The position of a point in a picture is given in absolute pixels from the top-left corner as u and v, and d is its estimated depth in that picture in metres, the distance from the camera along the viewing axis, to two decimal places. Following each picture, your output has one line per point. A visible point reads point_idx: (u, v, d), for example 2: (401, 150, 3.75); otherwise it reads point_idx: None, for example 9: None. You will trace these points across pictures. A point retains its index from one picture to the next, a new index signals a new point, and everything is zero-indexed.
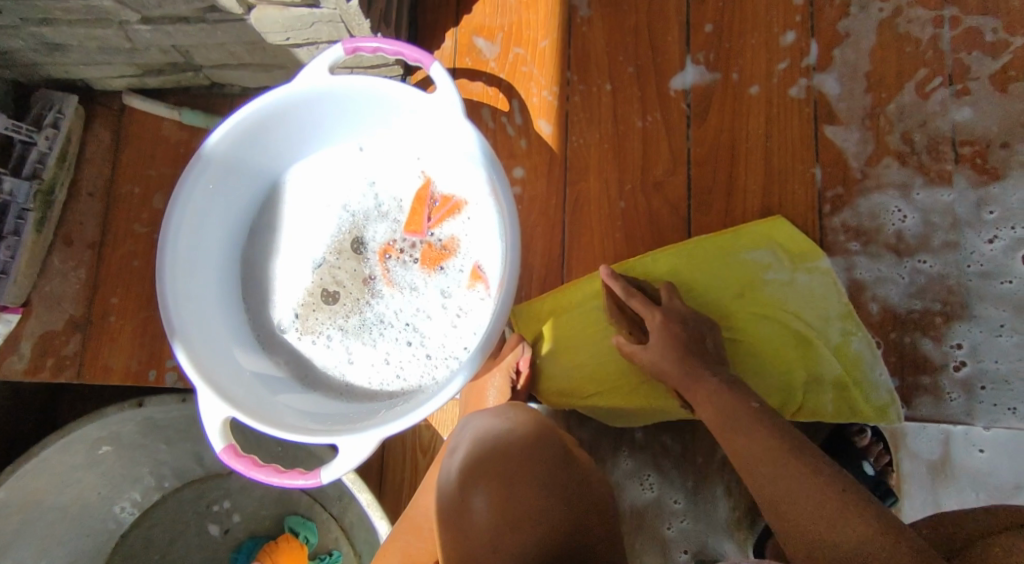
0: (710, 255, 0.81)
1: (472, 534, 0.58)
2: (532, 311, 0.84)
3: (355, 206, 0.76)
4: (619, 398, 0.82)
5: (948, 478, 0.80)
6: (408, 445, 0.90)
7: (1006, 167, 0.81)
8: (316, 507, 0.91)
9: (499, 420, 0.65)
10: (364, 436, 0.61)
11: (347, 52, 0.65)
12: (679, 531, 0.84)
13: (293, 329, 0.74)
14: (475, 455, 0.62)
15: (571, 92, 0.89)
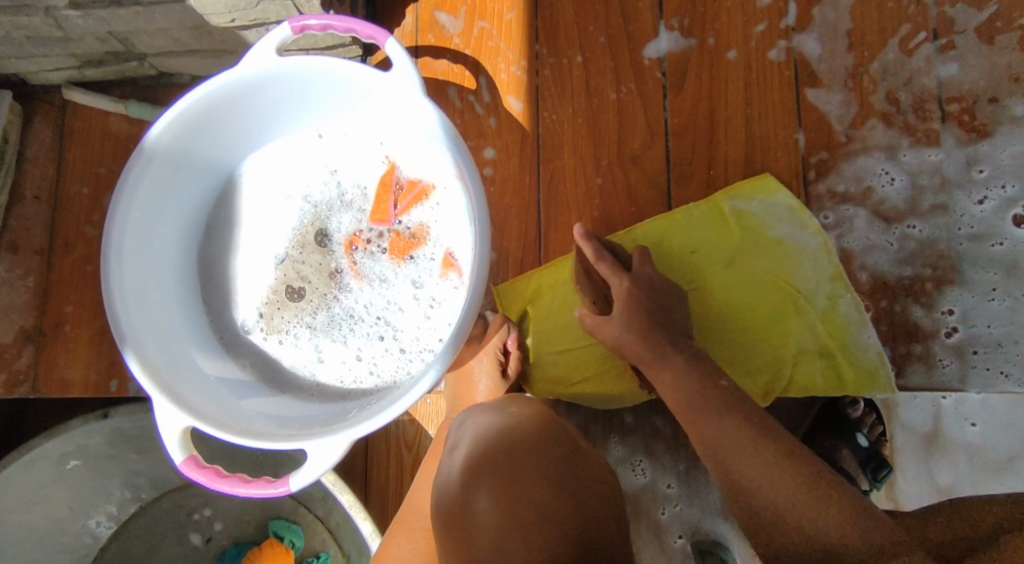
0: (702, 222, 0.78)
1: (475, 536, 0.52)
2: (515, 293, 0.80)
3: (316, 196, 0.72)
4: (606, 383, 0.78)
5: (940, 452, 0.76)
6: (391, 441, 0.87)
7: (995, 123, 0.78)
8: (300, 510, 0.87)
9: (501, 417, 0.61)
10: (332, 439, 0.57)
11: (295, 31, 0.61)
12: (672, 515, 0.82)
13: (258, 329, 0.70)
14: (478, 452, 0.57)
15: (541, 65, 0.85)
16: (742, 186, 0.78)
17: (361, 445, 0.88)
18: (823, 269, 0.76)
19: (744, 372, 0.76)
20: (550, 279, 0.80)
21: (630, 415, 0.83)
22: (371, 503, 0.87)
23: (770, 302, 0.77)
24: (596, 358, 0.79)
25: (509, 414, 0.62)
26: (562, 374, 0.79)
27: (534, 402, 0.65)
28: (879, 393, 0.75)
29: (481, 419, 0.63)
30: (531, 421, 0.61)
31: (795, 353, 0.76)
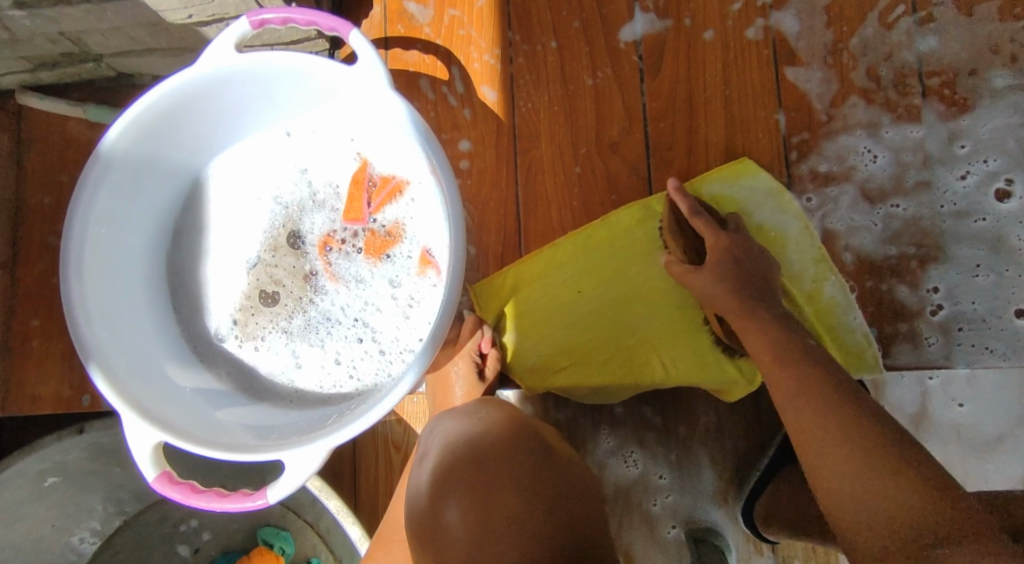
0: None
1: (447, 549, 0.53)
2: (493, 289, 0.78)
3: (287, 196, 0.70)
4: (593, 372, 0.76)
5: (928, 431, 0.77)
6: (378, 443, 0.86)
7: (975, 97, 0.77)
8: (289, 516, 0.86)
9: (468, 422, 0.61)
10: (309, 448, 0.56)
11: (254, 26, 0.59)
12: (664, 506, 0.81)
13: (232, 336, 0.68)
14: (445, 462, 0.58)
15: (514, 53, 0.82)
16: (724, 169, 0.77)
17: (348, 448, 0.86)
18: (805, 250, 0.75)
19: (728, 354, 0.75)
20: (529, 269, 0.78)
21: (620, 405, 0.82)
22: (360, 506, 0.85)
23: None
24: (581, 349, 0.77)
25: (477, 418, 0.62)
26: (547, 365, 0.77)
27: (503, 402, 0.65)
28: (868, 373, 0.74)
29: (450, 423, 0.63)
30: (498, 422, 0.60)
31: None
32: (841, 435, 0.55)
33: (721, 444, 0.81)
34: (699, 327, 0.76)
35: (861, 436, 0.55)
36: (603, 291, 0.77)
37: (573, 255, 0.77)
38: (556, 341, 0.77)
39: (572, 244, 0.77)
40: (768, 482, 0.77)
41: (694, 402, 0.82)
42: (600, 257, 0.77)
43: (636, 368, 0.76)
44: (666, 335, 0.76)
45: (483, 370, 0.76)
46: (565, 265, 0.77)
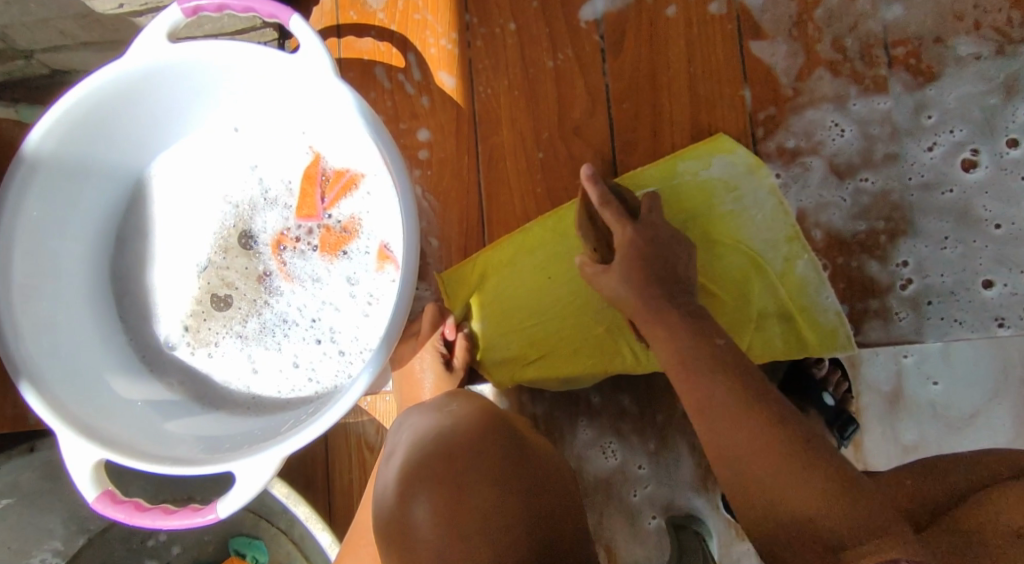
0: (646, 190, 0.75)
1: (415, 549, 0.49)
2: (460, 279, 0.76)
3: (237, 195, 0.67)
4: (564, 363, 0.75)
5: (903, 411, 0.75)
6: (350, 445, 0.83)
7: (942, 65, 0.76)
8: (262, 524, 0.83)
9: (440, 418, 0.58)
10: (260, 459, 0.54)
11: (188, 14, 0.56)
12: (644, 497, 0.80)
13: (184, 344, 0.66)
14: (414, 457, 0.54)
15: (472, 36, 0.80)
16: (695, 148, 0.75)
17: (320, 452, 0.84)
18: (779, 228, 0.74)
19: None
20: (499, 256, 0.76)
21: (596, 395, 0.80)
22: (334, 510, 0.83)
23: (725, 267, 0.74)
24: (551, 339, 0.75)
25: (447, 413, 0.59)
26: (517, 356, 0.75)
27: (475, 397, 0.62)
28: (841, 352, 0.73)
29: (419, 420, 0.60)
30: (470, 418, 0.58)
31: (753, 318, 0.73)
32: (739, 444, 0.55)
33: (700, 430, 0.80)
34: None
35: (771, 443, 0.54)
36: (573, 279, 0.75)
37: (541, 243, 0.75)
38: (527, 332, 0.75)
39: (542, 230, 0.75)
40: None
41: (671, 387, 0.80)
42: (570, 243, 0.75)
43: (609, 359, 0.74)
44: (638, 322, 0.74)
45: (450, 361, 0.73)
46: (534, 254, 0.75)
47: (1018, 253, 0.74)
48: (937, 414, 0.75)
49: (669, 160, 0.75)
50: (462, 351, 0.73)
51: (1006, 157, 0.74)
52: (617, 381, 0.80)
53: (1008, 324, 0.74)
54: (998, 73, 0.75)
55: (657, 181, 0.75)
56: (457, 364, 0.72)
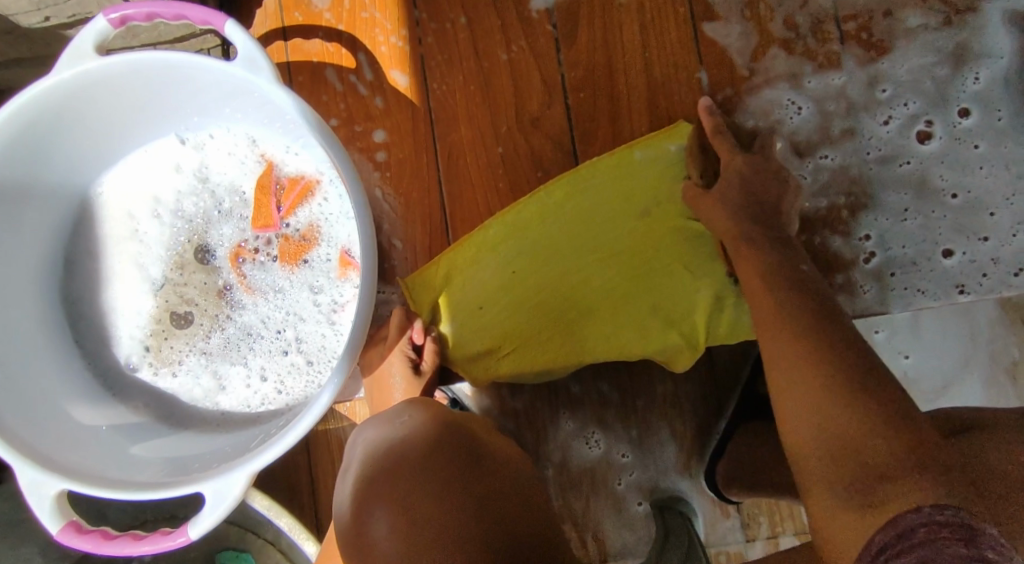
0: (605, 178, 0.74)
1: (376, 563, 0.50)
2: (426, 281, 0.75)
3: (189, 209, 0.66)
4: (534, 355, 0.74)
5: None
6: (333, 449, 0.80)
7: (891, 38, 0.76)
8: (248, 536, 0.78)
9: (391, 428, 0.59)
10: (227, 478, 0.52)
11: (115, 23, 0.54)
12: (629, 484, 0.80)
13: (146, 364, 0.65)
14: (368, 474, 0.55)
15: (423, 33, 0.78)
16: (650, 138, 0.75)
17: (301, 460, 0.81)
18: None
19: (667, 321, 0.74)
20: (460, 257, 0.75)
21: (576, 385, 0.80)
22: (321, 519, 0.80)
23: (689, 249, 0.74)
24: (521, 333, 0.74)
25: (399, 425, 0.59)
26: (485, 354, 0.74)
27: (430, 405, 0.62)
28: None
29: (372, 433, 0.60)
30: (421, 427, 0.58)
31: (720, 297, 0.73)
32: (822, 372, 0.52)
33: (679, 412, 0.80)
34: (637, 298, 0.74)
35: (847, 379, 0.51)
36: (536, 275, 0.74)
37: (501, 242, 0.74)
38: (496, 328, 0.74)
39: (502, 227, 0.74)
40: (727, 445, 0.76)
41: (650, 372, 0.80)
42: (531, 239, 0.74)
43: (576, 351, 0.74)
44: (604, 312, 0.74)
45: (420, 363, 0.73)
46: (495, 255, 0.74)
47: (974, 221, 0.74)
48: (908, 387, 0.77)
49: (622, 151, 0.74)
50: (432, 353, 0.73)
51: (958, 127, 0.75)
52: (595, 369, 0.80)
53: (969, 290, 0.74)
54: (947, 44, 0.75)
55: (613, 170, 0.74)
56: (426, 367, 0.72)
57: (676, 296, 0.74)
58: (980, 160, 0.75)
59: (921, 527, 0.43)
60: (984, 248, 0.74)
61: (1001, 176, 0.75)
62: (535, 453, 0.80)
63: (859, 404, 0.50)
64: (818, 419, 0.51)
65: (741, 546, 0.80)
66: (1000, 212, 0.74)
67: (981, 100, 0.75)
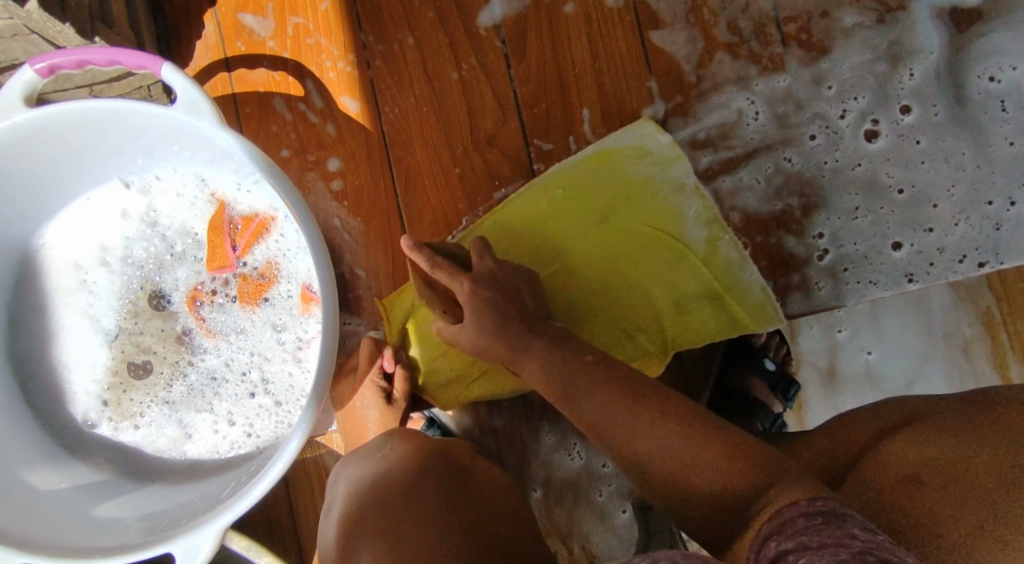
0: (575, 186, 0.74)
1: None
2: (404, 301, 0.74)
3: (138, 255, 0.64)
4: (504, 377, 0.73)
5: (839, 384, 0.79)
6: (313, 480, 0.79)
7: (830, 38, 0.78)
8: None
9: (374, 463, 0.59)
10: (193, 538, 0.51)
11: (43, 72, 0.52)
12: (609, 495, 0.80)
13: (106, 420, 0.63)
14: (353, 508, 0.55)
15: (370, 56, 0.77)
16: (616, 146, 0.75)
17: (281, 495, 0.79)
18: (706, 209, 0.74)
19: (636, 328, 0.73)
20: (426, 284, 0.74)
21: None
22: (303, 555, 0.78)
23: (657, 255, 0.74)
24: None
25: (382, 457, 0.60)
26: (456, 376, 0.74)
27: (409, 433, 0.63)
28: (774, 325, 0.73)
29: (354, 469, 0.60)
30: (403, 460, 0.59)
31: (686, 301, 0.74)
32: (655, 431, 0.54)
33: None
34: (606, 309, 0.74)
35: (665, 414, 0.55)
36: None
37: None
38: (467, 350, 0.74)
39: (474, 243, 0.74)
40: None
41: None
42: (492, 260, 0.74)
43: (548, 367, 0.73)
44: (572, 325, 0.74)
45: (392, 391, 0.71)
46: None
47: (920, 213, 0.77)
48: (873, 382, 0.79)
49: (579, 162, 0.75)
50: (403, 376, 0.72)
51: (902, 124, 0.77)
52: None
53: (917, 279, 0.76)
54: (883, 41, 0.78)
55: (585, 179, 0.75)
56: (396, 393, 0.71)
57: (640, 305, 0.74)
58: (921, 155, 0.77)
59: (799, 514, 0.42)
60: (931, 238, 0.76)
61: (942, 169, 0.77)
62: (518, 470, 0.80)
63: (697, 438, 0.52)
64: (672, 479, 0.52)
65: None
66: (942, 203, 0.77)
67: (919, 95, 0.77)
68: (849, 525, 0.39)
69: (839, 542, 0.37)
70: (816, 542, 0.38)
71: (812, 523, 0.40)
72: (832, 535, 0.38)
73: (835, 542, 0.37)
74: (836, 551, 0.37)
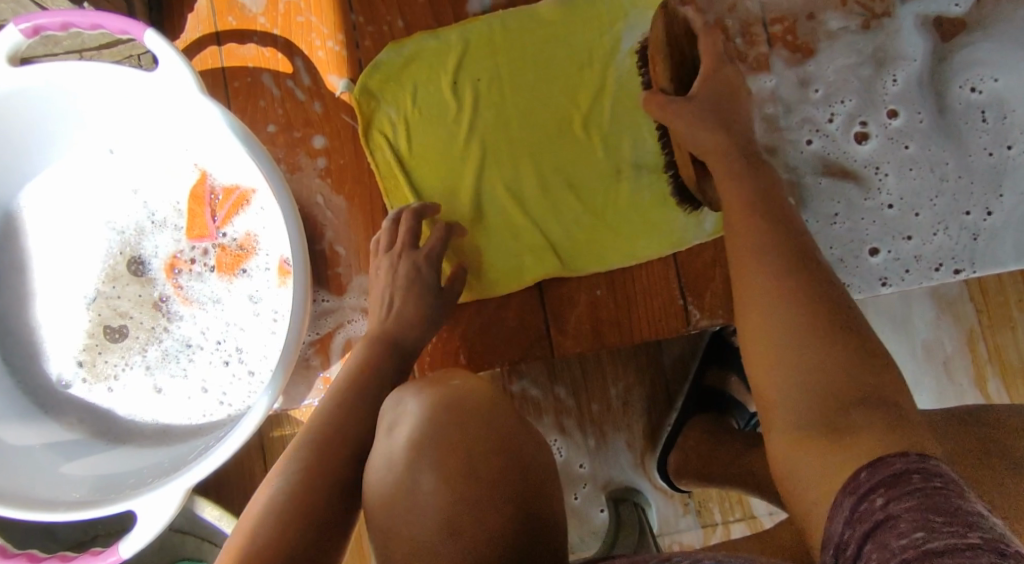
0: None
1: (415, 519, 0.48)
2: None
3: (121, 220, 0.65)
4: (472, 236, 0.72)
5: None
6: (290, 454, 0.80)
7: (815, 41, 0.79)
8: (204, 546, 0.76)
9: (441, 391, 0.52)
10: (155, 497, 0.53)
11: (27, 33, 0.54)
12: (584, 497, 0.83)
13: (79, 380, 0.65)
14: (419, 436, 0.50)
15: (360, 37, 0.76)
16: None
17: (258, 467, 0.80)
18: (646, 39, 0.72)
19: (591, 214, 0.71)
20: (404, 103, 0.74)
21: (534, 388, 0.83)
22: None
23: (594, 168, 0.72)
24: (473, 201, 0.72)
25: (450, 386, 0.53)
26: (398, 187, 0.74)
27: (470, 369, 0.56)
28: (701, 239, 0.70)
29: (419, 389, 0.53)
30: (477, 392, 0.52)
31: (620, 216, 0.71)
32: (793, 320, 0.50)
33: (629, 415, 0.83)
34: (593, 191, 0.72)
35: (813, 297, 0.51)
36: (494, 148, 0.73)
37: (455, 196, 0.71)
38: (456, 187, 0.73)
39: None
40: (679, 436, 0.78)
41: (602, 373, 0.83)
42: (492, 102, 0.73)
43: (528, 236, 0.71)
44: (558, 193, 0.72)
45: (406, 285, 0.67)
46: None
47: (901, 222, 0.77)
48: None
49: None
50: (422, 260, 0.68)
51: (890, 128, 0.78)
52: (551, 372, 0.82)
53: (890, 283, 0.77)
54: (868, 47, 0.78)
55: None
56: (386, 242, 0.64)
57: (570, 205, 0.72)
58: (910, 161, 0.78)
59: (914, 469, 0.39)
60: (908, 246, 0.77)
61: (927, 178, 0.78)
62: None
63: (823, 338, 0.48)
64: (773, 366, 0.49)
65: (698, 539, 0.82)
66: (924, 212, 0.77)
67: (903, 101, 0.78)
68: (971, 499, 0.36)
69: (969, 519, 0.34)
70: (941, 513, 0.35)
71: (931, 485, 0.37)
72: (958, 509, 0.35)
73: (964, 519, 0.34)
74: (964, 530, 0.34)
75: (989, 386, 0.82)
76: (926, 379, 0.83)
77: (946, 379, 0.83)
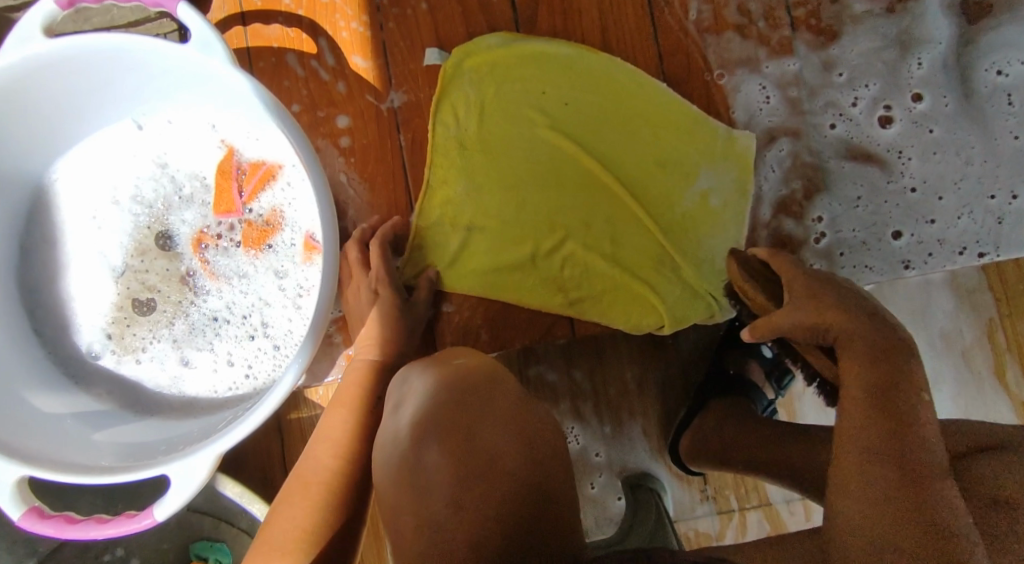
0: None
1: (427, 496, 0.48)
2: None
3: (148, 195, 0.66)
4: (512, 235, 0.73)
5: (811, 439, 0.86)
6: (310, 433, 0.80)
7: (840, 24, 0.78)
8: (223, 525, 0.77)
9: (444, 371, 0.53)
10: (188, 461, 0.53)
11: (64, 5, 0.55)
12: (601, 486, 0.83)
13: (108, 352, 0.65)
14: (425, 413, 0.51)
15: (383, 19, 0.77)
16: None
17: (276, 448, 0.81)
18: (724, 186, 0.75)
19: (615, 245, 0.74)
20: (486, 88, 0.75)
21: (551, 372, 0.82)
22: None
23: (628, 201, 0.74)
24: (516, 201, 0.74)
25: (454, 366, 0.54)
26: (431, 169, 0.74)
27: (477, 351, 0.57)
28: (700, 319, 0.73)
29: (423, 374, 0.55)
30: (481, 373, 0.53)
31: (642, 259, 0.74)
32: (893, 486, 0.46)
33: (645, 398, 0.83)
34: (624, 226, 0.74)
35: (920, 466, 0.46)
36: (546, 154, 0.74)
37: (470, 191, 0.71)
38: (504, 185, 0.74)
39: None
40: (695, 417, 0.76)
41: (620, 359, 0.83)
42: (559, 110, 0.75)
43: (543, 270, 0.73)
44: (587, 226, 0.74)
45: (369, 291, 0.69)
46: None
47: (924, 205, 0.77)
48: None
49: None
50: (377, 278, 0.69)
51: (915, 111, 0.78)
52: (570, 357, 0.82)
53: (914, 266, 0.76)
54: (893, 30, 0.78)
55: None
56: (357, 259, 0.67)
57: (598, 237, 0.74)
58: (934, 145, 0.77)
59: None
60: (932, 229, 0.76)
61: (950, 162, 0.77)
62: None
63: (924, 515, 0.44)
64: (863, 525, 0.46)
65: (713, 528, 0.83)
66: (948, 195, 0.77)
67: (928, 84, 0.78)
68: None
69: None
70: None
71: None
72: None
73: None
74: None
75: (1009, 376, 0.82)
76: (946, 369, 0.83)
77: (966, 369, 0.83)
